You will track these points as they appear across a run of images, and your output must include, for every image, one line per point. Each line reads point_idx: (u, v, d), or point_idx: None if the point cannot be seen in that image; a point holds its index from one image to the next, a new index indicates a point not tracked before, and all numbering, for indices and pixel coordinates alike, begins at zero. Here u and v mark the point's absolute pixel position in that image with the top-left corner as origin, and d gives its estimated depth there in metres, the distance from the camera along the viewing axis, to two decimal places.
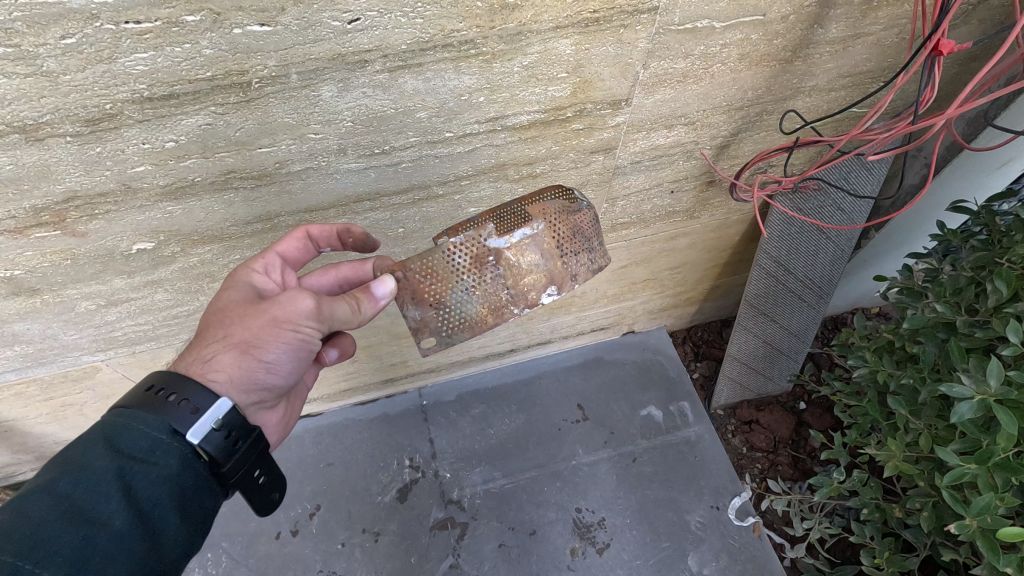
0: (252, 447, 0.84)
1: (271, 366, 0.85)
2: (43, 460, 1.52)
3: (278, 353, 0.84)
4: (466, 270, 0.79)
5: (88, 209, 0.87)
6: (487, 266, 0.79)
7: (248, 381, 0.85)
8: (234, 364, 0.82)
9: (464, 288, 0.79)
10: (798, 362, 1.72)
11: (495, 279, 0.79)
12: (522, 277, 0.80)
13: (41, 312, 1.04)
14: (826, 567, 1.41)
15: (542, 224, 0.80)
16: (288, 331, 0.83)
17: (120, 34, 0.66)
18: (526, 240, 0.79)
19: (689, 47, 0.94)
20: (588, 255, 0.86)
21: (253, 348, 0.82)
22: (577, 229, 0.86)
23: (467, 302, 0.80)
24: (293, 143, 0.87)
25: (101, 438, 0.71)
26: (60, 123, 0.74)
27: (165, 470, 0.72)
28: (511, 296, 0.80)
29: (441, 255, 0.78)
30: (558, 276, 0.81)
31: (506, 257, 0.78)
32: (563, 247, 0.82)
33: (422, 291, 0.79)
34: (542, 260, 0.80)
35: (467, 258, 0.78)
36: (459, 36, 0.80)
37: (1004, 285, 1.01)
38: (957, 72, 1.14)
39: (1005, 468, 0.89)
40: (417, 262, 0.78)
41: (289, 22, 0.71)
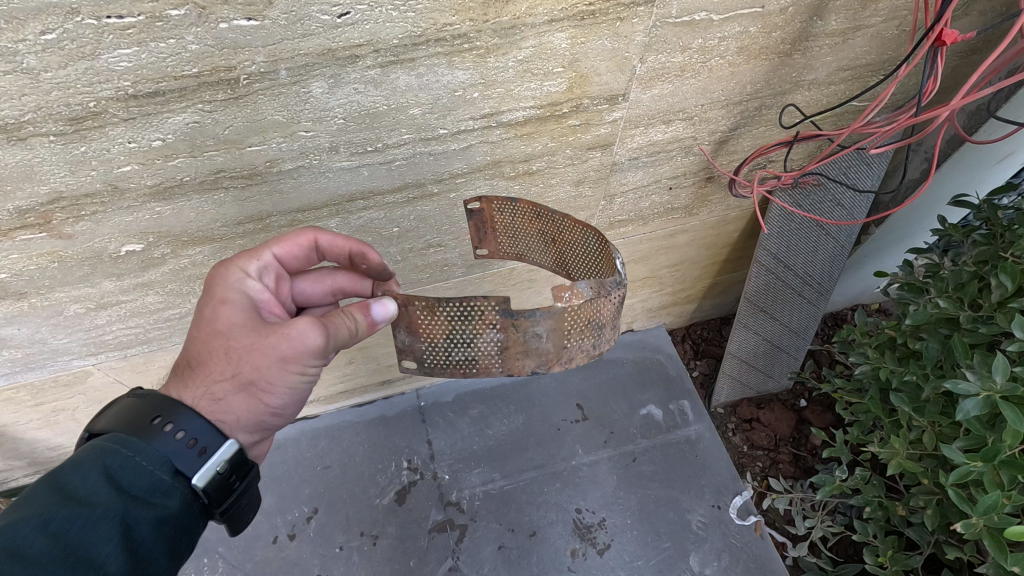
0: (248, 481, 0.83)
1: (276, 404, 0.83)
2: (35, 466, 1.49)
3: (284, 393, 0.81)
4: (468, 327, 0.78)
5: (74, 211, 0.85)
6: (488, 329, 0.78)
7: (255, 418, 0.83)
8: (242, 404, 0.79)
9: (457, 338, 0.80)
10: (798, 357, 1.71)
11: (492, 342, 0.79)
12: (516, 348, 0.79)
13: (29, 316, 1.02)
14: (829, 565, 1.40)
15: (561, 309, 0.75)
16: (295, 371, 0.80)
17: (102, 30, 0.64)
18: (537, 318, 0.76)
19: (687, 40, 0.92)
20: (594, 341, 0.83)
21: (261, 390, 0.79)
22: (596, 313, 0.81)
23: (456, 352, 0.82)
24: (283, 141, 0.85)
25: (100, 470, 0.69)
26: (43, 122, 0.72)
27: (165, 511, 0.71)
28: (500, 360, 0.81)
29: (448, 306, 0.77)
30: (552, 357, 0.80)
31: (507, 329, 0.77)
32: (571, 332, 0.79)
33: (415, 325, 0.81)
34: (543, 339, 0.78)
35: (473, 317, 0.77)
36: (452, 30, 0.78)
37: (1009, 280, 0.99)
38: (958, 64, 1.13)
39: (1011, 466, 0.87)
40: (423, 303, 0.78)
41: (277, 17, 0.69)
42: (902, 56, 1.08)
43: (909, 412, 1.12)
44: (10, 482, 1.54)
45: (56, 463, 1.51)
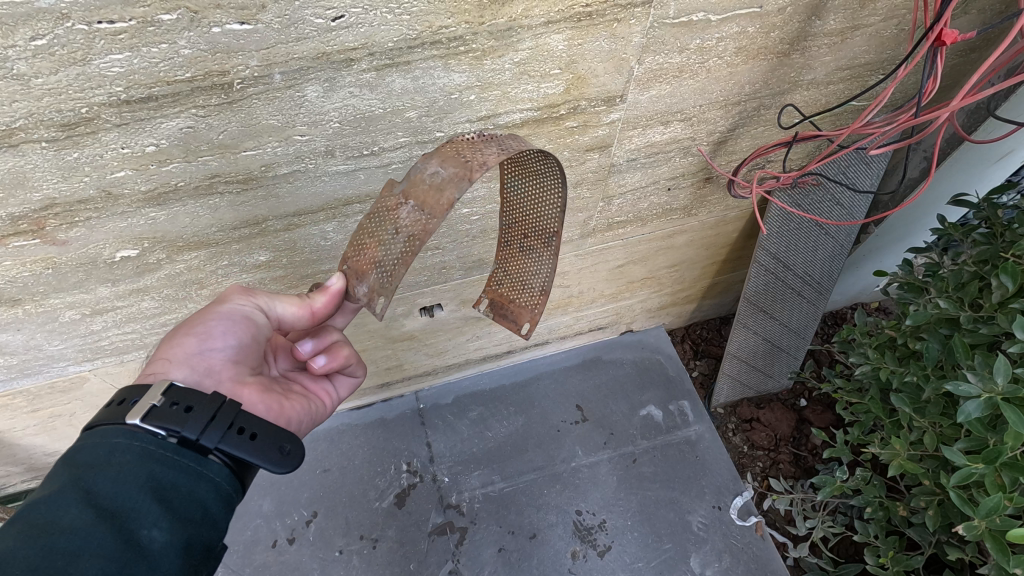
0: (217, 400, 0.76)
1: (206, 338, 0.89)
2: (32, 471, 1.49)
3: (209, 322, 0.90)
4: (387, 220, 0.84)
5: (68, 217, 0.84)
6: (401, 205, 0.82)
7: (189, 360, 0.86)
8: (172, 348, 0.87)
9: (390, 236, 0.84)
10: (797, 358, 1.71)
11: (411, 212, 0.81)
12: (427, 194, 0.79)
13: (24, 322, 1.01)
14: (831, 566, 1.39)
15: (435, 148, 0.82)
16: (217, 303, 0.93)
17: (93, 34, 0.63)
18: (422, 162, 0.81)
19: (685, 41, 0.92)
20: (498, 149, 0.80)
21: (188, 326, 0.90)
22: (493, 143, 0.83)
23: (395, 244, 0.84)
24: (279, 145, 0.84)
25: (64, 462, 0.69)
26: (34, 128, 0.71)
27: (125, 465, 0.68)
28: (427, 215, 0.79)
29: (364, 225, 0.88)
30: (462, 171, 0.76)
31: (411, 188, 0.81)
32: (463, 154, 0.80)
33: (356, 264, 0.89)
34: (439, 169, 0.79)
35: (383, 212, 0.84)
36: (448, 32, 0.77)
37: (1011, 281, 0.98)
38: (957, 63, 1.12)
39: (1013, 467, 0.87)
40: (352, 246, 0.90)
41: (270, 20, 0.68)
42: (901, 55, 1.07)
43: (910, 413, 1.12)
44: (8, 487, 1.53)
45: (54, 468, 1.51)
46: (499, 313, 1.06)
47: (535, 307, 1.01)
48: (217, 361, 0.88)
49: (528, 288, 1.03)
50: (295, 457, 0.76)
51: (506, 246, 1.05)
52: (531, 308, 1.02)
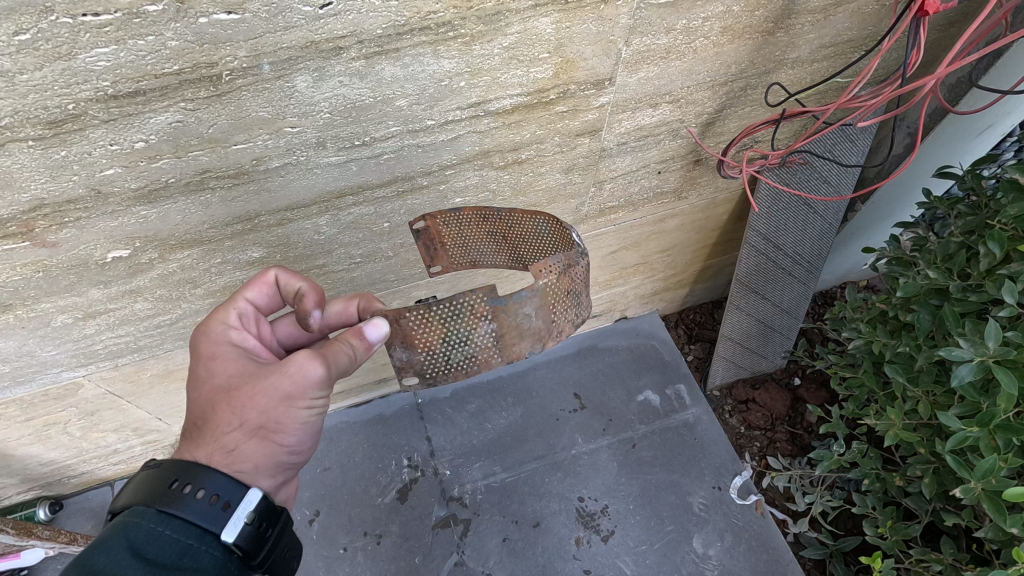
0: (277, 523, 0.81)
1: (290, 444, 0.84)
2: (28, 482, 1.47)
3: (297, 431, 0.82)
4: (462, 324, 0.77)
5: (57, 218, 0.83)
6: (483, 320, 0.77)
7: (273, 464, 0.83)
8: (256, 451, 0.80)
9: (456, 339, 0.78)
10: (790, 337, 1.73)
11: (488, 334, 0.78)
12: (513, 332, 0.79)
13: (16, 329, 1.00)
14: (830, 540, 1.41)
15: (543, 285, 0.78)
16: (302, 405, 0.80)
17: (78, 28, 0.62)
18: (524, 300, 0.77)
19: (671, 21, 0.92)
20: (575, 309, 0.87)
21: (273, 432, 0.80)
22: (573, 292, 0.86)
23: (455, 353, 0.79)
24: (269, 137, 0.84)
25: (128, 547, 0.67)
26: (20, 127, 0.70)
27: (199, 572, 0.69)
28: (497, 350, 0.80)
29: (440, 307, 0.75)
30: (546, 334, 0.82)
31: (502, 315, 0.77)
32: (556, 306, 0.82)
33: (409, 335, 0.77)
34: (534, 318, 0.79)
35: (465, 312, 0.76)
36: (436, 18, 0.77)
37: (998, 247, 1.00)
38: (938, 37, 1.14)
39: (1007, 429, 0.89)
40: (415, 312, 0.76)
41: (258, 10, 0.68)
42: (883, 30, 1.09)
43: (904, 382, 1.14)
44: (5, 499, 1.50)
45: (51, 478, 1.49)
46: (425, 243, 1.04)
47: (456, 264, 1.07)
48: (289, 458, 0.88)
49: (464, 254, 1.05)
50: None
51: (491, 229, 1.00)
52: (452, 259, 1.06)
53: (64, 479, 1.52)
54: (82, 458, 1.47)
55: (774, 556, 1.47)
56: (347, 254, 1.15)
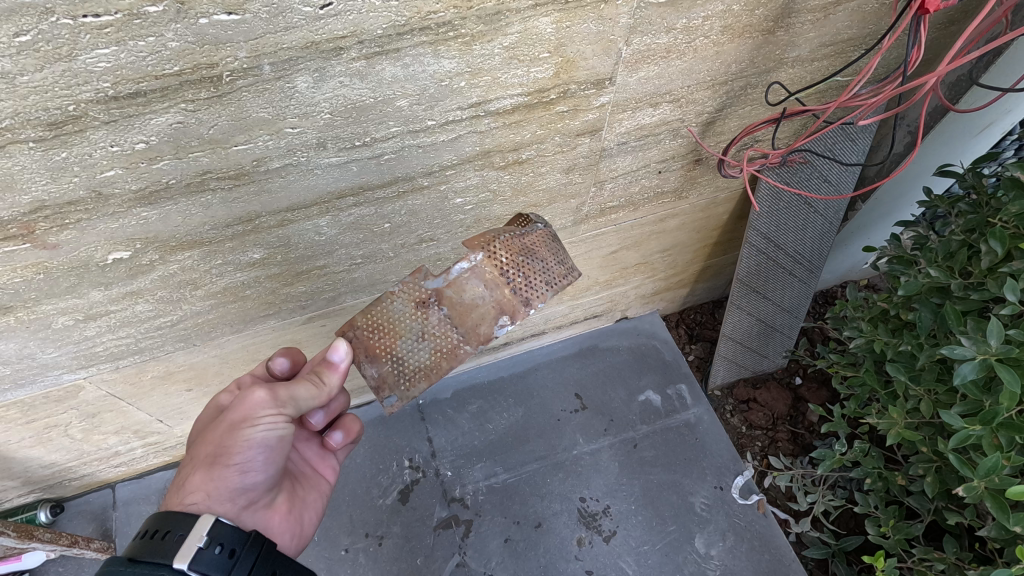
0: (257, 546, 0.84)
1: (245, 468, 0.91)
2: (28, 484, 1.46)
3: (246, 454, 0.89)
4: (414, 315, 0.89)
5: (57, 219, 0.83)
6: (431, 308, 0.89)
7: (228, 491, 0.90)
8: (206, 479, 0.89)
9: (413, 335, 0.89)
10: (791, 337, 1.73)
11: (441, 319, 0.89)
12: (467, 311, 0.89)
13: (17, 331, 1.00)
14: (832, 539, 1.41)
15: (478, 257, 0.88)
16: (247, 426, 0.88)
17: (78, 29, 0.62)
18: (464, 274, 0.88)
19: (671, 20, 0.92)
20: (543, 278, 0.92)
21: (220, 458, 0.89)
22: (532, 261, 0.93)
23: (420, 348, 0.90)
24: (270, 138, 0.84)
25: None
26: (21, 128, 0.70)
27: None
28: (460, 334, 0.89)
29: (385, 307, 0.90)
30: (507, 305, 0.89)
31: (448, 295, 0.88)
32: (509, 275, 0.89)
33: (370, 346, 0.90)
34: (485, 291, 0.88)
35: (411, 304, 0.90)
36: (436, 18, 0.77)
37: (999, 245, 1.00)
38: (938, 36, 1.14)
39: (1010, 427, 0.89)
40: (363, 320, 0.90)
41: (258, 10, 0.68)
42: (884, 29, 1.09)
43: (906, 381, 1.14)
44: (5, 502, 1.50)
45: (52, 480, 1.49)
46: None
47: None
48: (252, 490, 0.94)
49: None
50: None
51: None
52: None
53: (65, 481, 1.52)
54: (83, 461, 1.47)
55: (776, 556, 1.47)
56: (347, 254, 1.15)
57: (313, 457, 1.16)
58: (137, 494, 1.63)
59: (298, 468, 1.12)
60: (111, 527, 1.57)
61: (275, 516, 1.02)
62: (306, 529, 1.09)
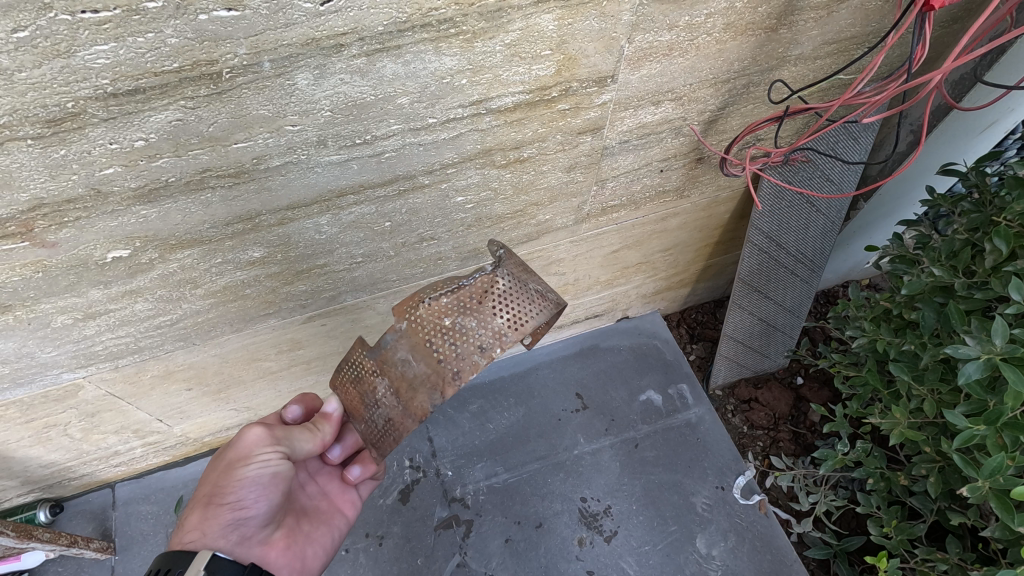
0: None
1: (239, 505, 0.97)
2: (27, 484, 1.46)
3: (240, 492, 0.96)
4: (364, 384, 0.91)
5: (56, 217, 0.82)
6: (377, 379, 0.89)
7: (222, 528, 0.96)
8: (201, 518, 0.96)
9: (367, 402, 0.91)
10: (793, 337, 1.72)
11: (384, 390, 0.88)
12: (403, 382, 0.86)
13: (16, 329, 0.99)
14: (835, 540, 1.41)
15: (402, 327, 0.85)
16: (242, 464, 0.96)
17: (76, 25, 0.62)
18: (394, 344, 0.87)
19: (674, 18, 0.91)
20: (479, 339, 0.83)
21: (215, 496, 0.97)
22: (467, 320, 0.84)
23: (374, 417, 0.90)
24: (270, 136, 0.83)
25: None
26: (19, 125, 0.69)
27: None
28: (402, 407, 0.86)
29: (345, 375, 0.95)
30: (436, 378, 0.83)
31: (386, 367, 0.87)
32: (436, 344, 0.84)
33: (344, 409, 0.97)
34: (414, 363, 0.85)
35: (362, 372, 0.91)
36: (437, 15, 0.76)
37: (1004, 244, 1.00)
38: (941, 33, 1.13)
39: (1014, 427, 0.89)
40: (336, 386, 0.98)
41: (258, 7, 0.67)
42: (887, 26, 1.08)
43: (909, 381, 1.14)
44: (4, 502, 1.50)
45: (51, 480, 1.48)
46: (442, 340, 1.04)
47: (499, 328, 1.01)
48: (248, 525, 0.99)
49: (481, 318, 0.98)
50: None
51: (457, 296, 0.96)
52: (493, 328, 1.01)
53: (64, 481, 1.52)
54: (82, 460, 1.46)
55: (778, 556, 1.47)
56: (347, 254, 1.14)
57: (331, 490, 1.18)
58: (137, 494, 1.62)
59: (312, 501, 1.15)
60: (111, 527, 1.57)
61: (272, 550, 1.03)
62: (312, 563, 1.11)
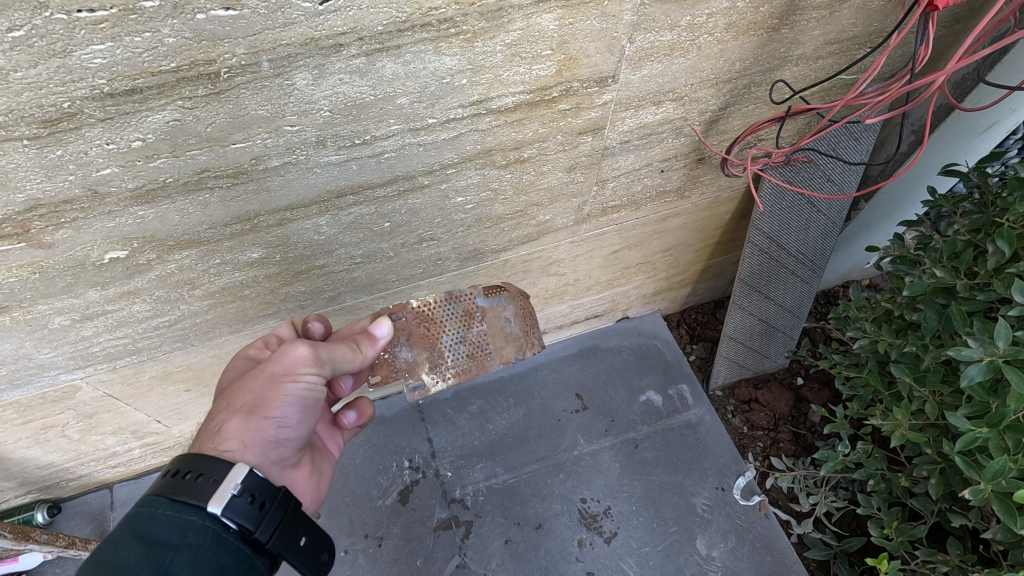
0: (282, 505, 0.84)
1: (280, 422, 0.91)
2: (25, 485, 1.45)
3: (284, 408, 0.90)
4: (460, 321, 1.08)
5: (53, 218, 0.82)
6: (475, 322, 1.09)
7: (260, 443, 0.89)
8: (242, 429, 0.87)
9: (455, 336, 1.07)
10: (793, 338, 1.72)
11: (480, 332, 1.09)
12: (500, 335, 1.11)
13: (12, 330, 0.99)
14: (835, 540, 1.40)
15: (518, 296, 1.14)
16: (291, 380, 0.90)
17: (73, 24, 0.61)
18: (504, 305, 1.12)
19: (675, 17, 0.91)
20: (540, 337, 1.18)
21: (258, 409, 0.88)
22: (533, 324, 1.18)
23: (456, 351, 1.07)
24: (268, 136, 0.82)
25: (131, 534, 0.72)
26: (14, 125, 0.68)
27: (200, 549, 0.73)
28: (491, 352, 1.09)
29: (439, 305, 1.07)
30: (525, 343, 1.13)
31: (489, 316, 1.10)
32: (528, 323, 1.16)
33: (413, 334, 1.05)
34: (514, 325, 1.12)
35: (460, 311, 1.08)
36: (438, 14, 0.76)
37: (1007, 245, 1.00)
38: (943, 33, 1.13)
39: (1016, 429, 0.89)
40: (416, 311, 1.05)
41: (257, 6, 0.66)
42: (890, 26, 1.08)
43: (910, 382, 1.13)
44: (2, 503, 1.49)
45: (49, 480, 1.48)
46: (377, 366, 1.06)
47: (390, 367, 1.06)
48: (278, 447, 0.93)
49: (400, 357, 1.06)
50: (325, 569, 0.90)
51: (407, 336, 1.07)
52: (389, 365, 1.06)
53: (62, 482, 1.51)
54: (81, 461, 1.46)
55: (778, 557, 1.46)
56: (347, 254, 1.14)
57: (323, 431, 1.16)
58: (136, 494, 1.62)
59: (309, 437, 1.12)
60: (110, 528, 1.57)
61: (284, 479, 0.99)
62: (318, 493, 1.11)
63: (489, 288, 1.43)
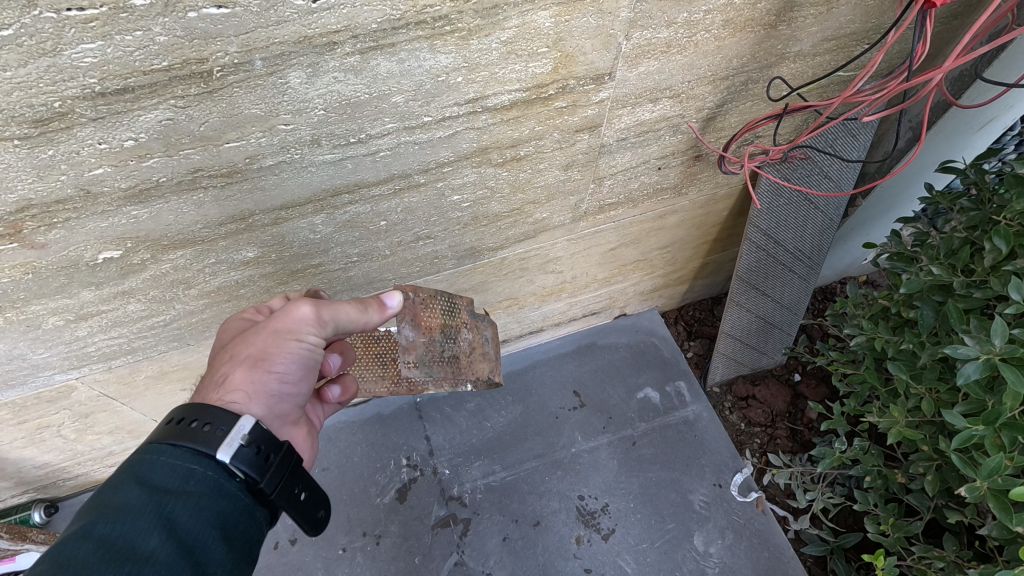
0: (285, 460, 0.82)
1: (284, 378, 0.89)
2: (22, 485, 1.45)
3: (288, 364, 0.88)
4: (454, 322, 1.12)
5: (46, 218, 0.81)
6: (464, 329, 1.15)
7: (264, 397, 0.87)
8: (246, 381, 0.84)
9: (448, 333, 1.11)
10: (791, 333, 1.72)
11: (466, 340, 1.15)
12: (480, 350, 1.19)
13: (6, 330, 0.98)
14: (831, 536, 1.41)
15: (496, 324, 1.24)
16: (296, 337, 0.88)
17: (63, 23, 0.60)
18: (486, 326, 1.21)
19: (672, 14, 0.90)
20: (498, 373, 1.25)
21: (263, 361, 0.86)
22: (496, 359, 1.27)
23: (445, 348, 1.10)
24: (262, 135, 0.82)
25: (134, 478, 0.70)
26: (6, 125, 0.68)
27: (203, 497, 0.72)
28: (469, 361, 1.16)
29: (442, 300, 1.10)
30: (495, 367, 1.21)
31: (475, 330, 1.18)
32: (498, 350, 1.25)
33: (420, 316, 1.04)
34: (490, 344, 1.22)
35: (456, 313, 1.13)
36: (432, 12, 0.75)
37: (1004, 243, 1.00)
38: (941, 29, 1.12)
39: (1013, 427, 0.89)
40: (423, 295, 1.05)
41: (249, 3, 0.66)
42: (888, 23, 1.07)
43: (907, 380, 1.14)
44: None
45: (45, 480, 1.47)
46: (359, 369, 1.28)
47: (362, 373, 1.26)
48: (282, 403, 0.90)
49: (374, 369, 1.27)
50: (319, 525, 0.90)
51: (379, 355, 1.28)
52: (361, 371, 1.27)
53: (59, 481, 1.51)
54: (78, 461, 1.45)
55: (776, 553, 1.47)
56: (343, 253, 1.13)
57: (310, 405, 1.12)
58: None
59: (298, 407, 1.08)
60: None
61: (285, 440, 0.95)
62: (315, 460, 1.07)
63: (485, 286, 1.43)
